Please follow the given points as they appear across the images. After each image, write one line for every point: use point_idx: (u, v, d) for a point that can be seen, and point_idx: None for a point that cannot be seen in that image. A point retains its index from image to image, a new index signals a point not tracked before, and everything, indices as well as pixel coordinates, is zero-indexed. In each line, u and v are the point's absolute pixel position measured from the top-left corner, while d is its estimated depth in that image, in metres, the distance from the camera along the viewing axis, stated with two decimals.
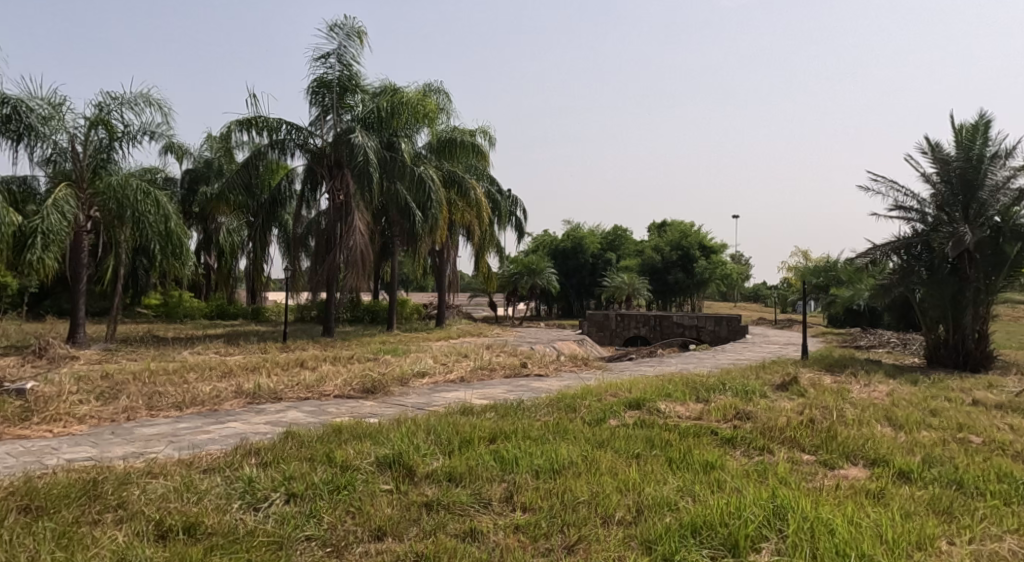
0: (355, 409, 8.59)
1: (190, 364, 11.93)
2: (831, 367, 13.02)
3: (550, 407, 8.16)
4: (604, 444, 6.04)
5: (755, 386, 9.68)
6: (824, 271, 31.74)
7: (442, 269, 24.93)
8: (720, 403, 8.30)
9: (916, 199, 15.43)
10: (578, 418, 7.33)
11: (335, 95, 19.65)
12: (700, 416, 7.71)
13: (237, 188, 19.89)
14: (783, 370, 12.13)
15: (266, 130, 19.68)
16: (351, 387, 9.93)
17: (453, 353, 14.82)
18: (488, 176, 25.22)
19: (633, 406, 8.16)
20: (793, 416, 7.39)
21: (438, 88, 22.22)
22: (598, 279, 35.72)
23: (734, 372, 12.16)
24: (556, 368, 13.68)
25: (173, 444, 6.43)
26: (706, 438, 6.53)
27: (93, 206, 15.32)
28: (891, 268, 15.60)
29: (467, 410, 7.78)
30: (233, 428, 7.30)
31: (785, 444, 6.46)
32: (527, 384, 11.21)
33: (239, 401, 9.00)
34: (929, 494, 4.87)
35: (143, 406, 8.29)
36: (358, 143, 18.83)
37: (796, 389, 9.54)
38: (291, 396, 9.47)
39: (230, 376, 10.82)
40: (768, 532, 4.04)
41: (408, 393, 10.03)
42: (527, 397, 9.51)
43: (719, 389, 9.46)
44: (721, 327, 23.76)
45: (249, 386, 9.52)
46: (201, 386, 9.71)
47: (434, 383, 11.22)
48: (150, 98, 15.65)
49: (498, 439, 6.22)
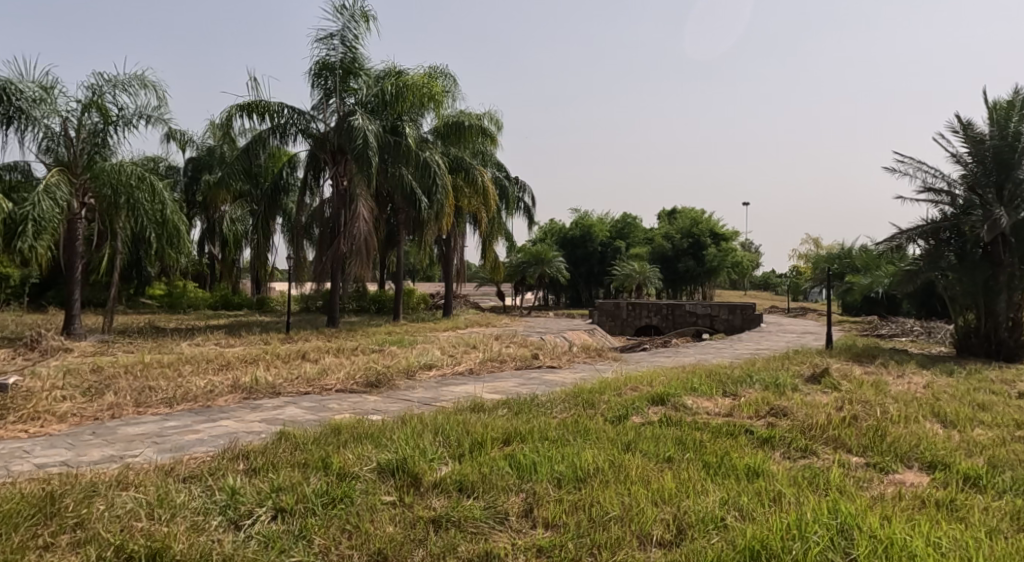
0: (357, 405, 8.01)
1: (187, 357, 11.38)
2: (859, 358, 12.40)
3: (567, 403, 7.59)
4: (632, 446, 5.47)
5: (785, 378, 9.08)
6: (839, 259, 31.02)
7: (450, 258, 24.33)
8: (750, 398, 7.70)
9: (946, 180, 14.84)
10: (598, 416, 6.76)
11: (338, 78, 19.03)
12: (730, 412, 7.13)
13: (237, 174, 19.25)
14: (809, 361, 11.53)
15: (266, 114, 19.05)
16: (354, 381, 9.36)
17: (462, 343, 14.24)
18: (496, 162, 24.58)
19: (656, 401, 7.56)
20: (833, 413, 6.79)
21: (444, 71, 21.58)
22: (607, 268, 35.08)
23: (759, 362, 11.55)
24: (569, 359, 13.08)
25: (157, 446, 5.86)
26: (741, 439, 5.96)
27: (87, 193, 14.76)
28: (918, 254, 15.01)
29: (478, 406, 7.20)
30: (225, 427, 6.73)
31: (829, 445, 5.88)
32: (539, 377, 10.62)
33: (235, 395, 8.44)
34: (1010, 506, 4.28)
35: (130, 402, 7.72)
36: (358, 126, 18.26)
37: (830, 381, 8.93)
38: (290, 390, 8.90)
39: (227, 369, 10.23)
40: (835, 556, 3.49)
41: (415, 387, 9.46)
42: (543, 391, 8.94)
43: (746, 383, 8.87)
44: (735, 316, 23.06)
45: (245, 381, 8.94)
46: (195, 381, 9.14)
47: (442, 376, 10.67)
48: (144, 80, 15.10)
49: (515, 440, 5.65)
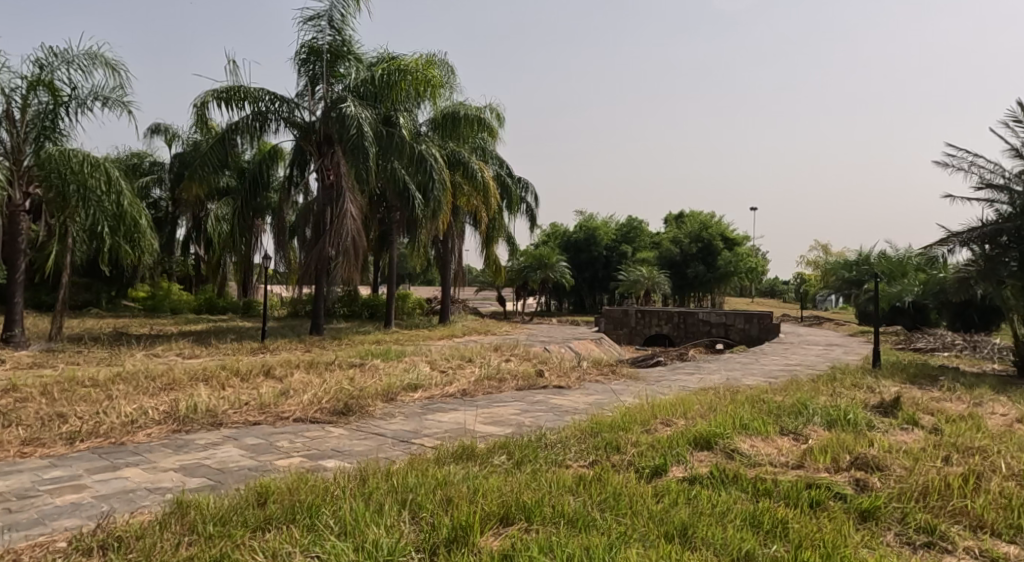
0: (315, 444, 6.27)
1: (132, 372, 9.66)
2: (916, 380, 10.61)
3: (583, 445, 5.86)
4: (690, 529, 3.82)
5: (851, 410, 7.30)
6: (857, 266, 29.32)
7: (446, 261, 22.55)
8: (820, 441, 5.97)
9: (1007, 176, 13.15)
10: (627, 474, 5.05)
11: (325, 64, 17.34)
12: (801, 463, 5.41)
13: (213, 166, 17.44)
14: (862, 383, 9.78)
15: (245, 101, 17.26)
16: (319, 408, 7.61)
17: (456, 356, 12.46)
18: (496, 158, 22.91)
19: (701, 444, 5.84)
20: (948, 469, 5.03)
21: (443, 59, 19.88)
22: (612, 272, 33.39)
23: (804, 385, 9.79)
24: (579, 376, 11.30)
25: (5, 517, 4.10)
26: (834, 513, 4.26)
27: (33, 182, 13.04)
28: (970, 260, 13.42)
29: (465, 453, 5.46)
30: (124, 480, 4.96)
31: (963, 525, 4.17)
32: (545, 401, 8.86)
33: (161, 429, 6.67)
34: None
35: (18, 440, 5.96)
36: (350, 113, 16.55)
37: (908, 416, 7.17)
38: (236, 420, 7.14)
39: (169, 390, 8.44)
40: None
41: (394, 415, 7.69)
42: (551, 425, 7.20)
43: (803, 415, 7.11)
44: (751, 326, 21.21)
45: (180, 409, 7.17)
46: (122, 407, 7.37)
47: (429, 399, 8.91)
48: (99, 57, 13.31)
49: (518, 519, 3.94)
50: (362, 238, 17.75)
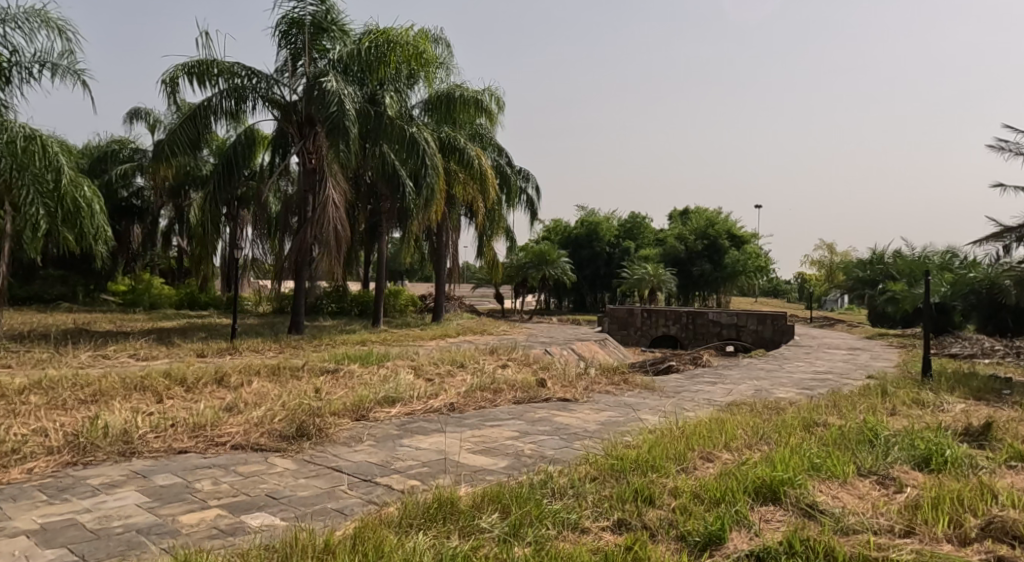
0: (245, 486, 4.71)
1: (55, 379, 8.07)
2: (980, 394, 9.09)
3: (602, 496, 4.29)
4: None
5: (939, 439, 5.74)
6: (873, 264, 27.73)
7: (440, 255, 20.95)
8: (923, 490, 4.44)
9: None
10: (671, 553, 3.50)
11: (308, 36, 15.54)
12: (909, 528, 3.89)
13: (183, 146, 15.66)
14: (923, 399, 8.22)
15: (220, 76, 15.54)
16: (266, 432, 6.04)
17: (445, 361, 10.90)
18: (496, 146, 21.33)
19: (763, 496, 4.30)
20: None
21: (438, 35, 18.30)
22: (614, 270, 31.80)
23: (854, 400, 8.22)
24: (586, 386, 9.73)
25: None
26: None
27: None
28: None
29: (440, 511, 3.89)
30: None
31: None
32: (549, 420, 7.29)
33: (50, 461, 5.11)
34: None
35: None
36: (331, 89, 14.90)
37: (1013, 449, 5.63)
38: (155, 448, 5.56)
39: (85, 405, 6.84)
40: None
41: (361, 441, 6.14)
42: (559, 457, 5.65)
43: (879, 446, 5.54)
44: (765, 327, 19.69)
45: (84, 434, 5.58)
46: (11, 428, 5.77)
47: (409, 416, 7.35)
48: (44, 17, 11.57)
49: None
50: (347, 228, 16.06)
